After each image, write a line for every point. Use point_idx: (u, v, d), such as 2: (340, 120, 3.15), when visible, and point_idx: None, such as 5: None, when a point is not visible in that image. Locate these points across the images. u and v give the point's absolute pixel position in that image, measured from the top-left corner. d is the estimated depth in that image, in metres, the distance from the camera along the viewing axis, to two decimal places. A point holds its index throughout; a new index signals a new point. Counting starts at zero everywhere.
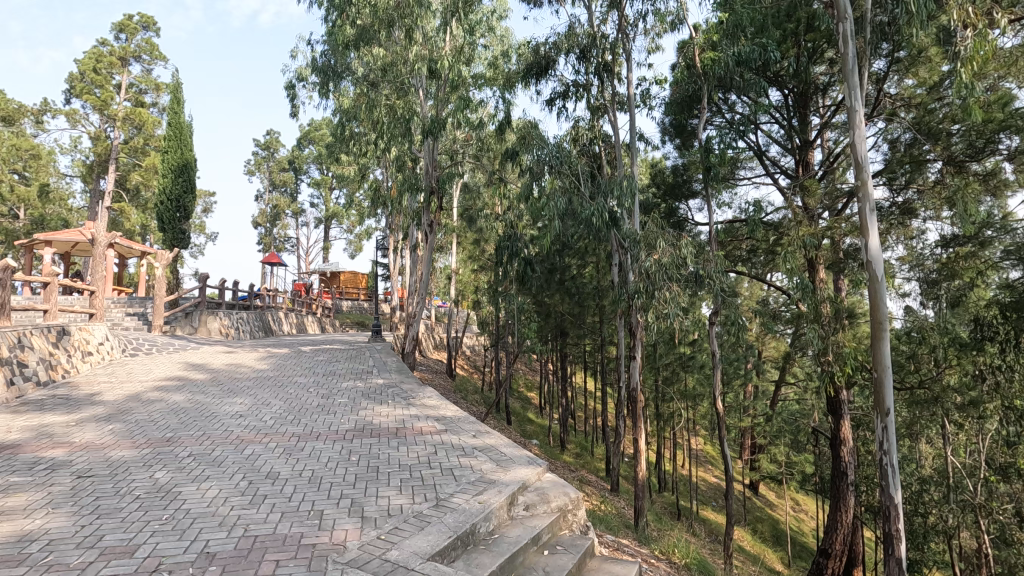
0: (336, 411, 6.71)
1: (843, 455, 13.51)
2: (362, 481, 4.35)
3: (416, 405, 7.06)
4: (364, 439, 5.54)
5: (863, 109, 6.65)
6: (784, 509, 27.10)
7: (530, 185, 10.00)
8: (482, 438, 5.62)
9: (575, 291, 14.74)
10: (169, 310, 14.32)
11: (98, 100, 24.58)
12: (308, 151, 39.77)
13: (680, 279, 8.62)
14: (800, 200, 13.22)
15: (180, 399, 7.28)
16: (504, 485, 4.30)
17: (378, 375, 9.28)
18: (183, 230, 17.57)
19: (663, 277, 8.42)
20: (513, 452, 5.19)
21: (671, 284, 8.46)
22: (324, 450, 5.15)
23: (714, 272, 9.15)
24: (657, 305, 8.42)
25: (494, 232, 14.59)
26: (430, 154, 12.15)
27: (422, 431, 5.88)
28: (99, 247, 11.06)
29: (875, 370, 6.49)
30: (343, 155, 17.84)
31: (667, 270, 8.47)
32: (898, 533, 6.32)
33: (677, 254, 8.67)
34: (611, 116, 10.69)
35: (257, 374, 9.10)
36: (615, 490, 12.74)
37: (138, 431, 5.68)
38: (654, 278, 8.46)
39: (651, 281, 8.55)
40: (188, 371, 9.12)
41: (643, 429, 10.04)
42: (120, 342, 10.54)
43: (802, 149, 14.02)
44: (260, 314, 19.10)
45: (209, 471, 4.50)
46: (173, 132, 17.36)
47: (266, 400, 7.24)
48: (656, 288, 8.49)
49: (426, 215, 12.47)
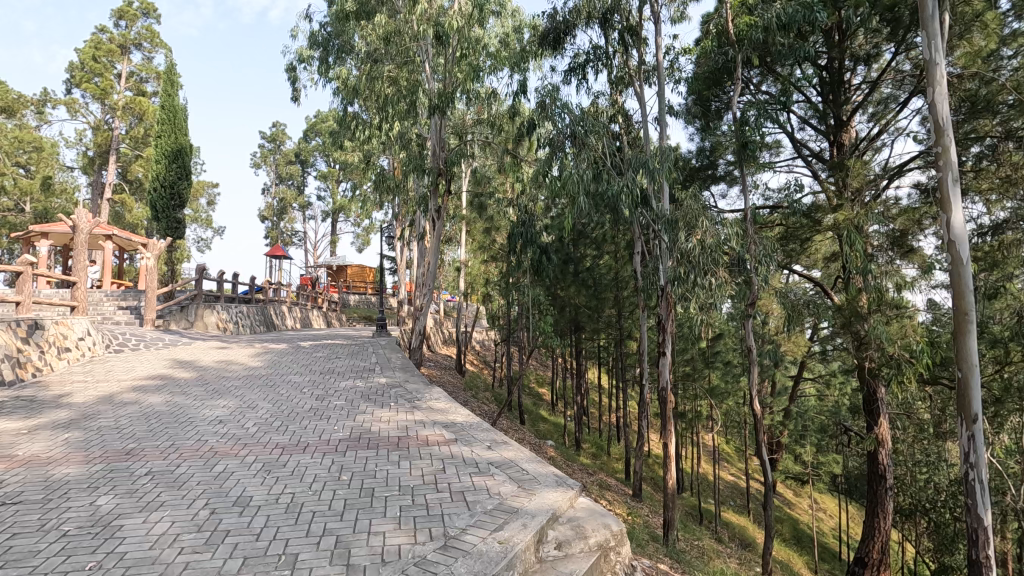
0: (330, 417, 5.83)
1: (882, 459, 12.33)
2: (353, 511, 3.48)
3: (422, 410, 6.17)
4: (360, 451, 4.67)
5: (943, 62, 5.65)
6: (803, 509, 26.22)
7: (548, 166, 9.05)
8: (498, 450, 4.74)
9: (593, 283, 13.77)
10: (163, 304, 13.58)
11: (97, 88, 23.96)
12: (314, 143, 39.06)
13: (725, 264, 7.62)
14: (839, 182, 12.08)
15: (158, 400, 6.47)
16: (531, 517, 3.40)
17: (381, 374, 8.46)
18: (178, 219, 16.83)
19: (708, 263, 7.41)
20: (538, 469, 4.31)
21: (715, 268, 7.46)
22: (310, 467, 4.28)
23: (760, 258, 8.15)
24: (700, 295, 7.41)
25: (508, 221, 13.66)
26: (437, 134, 11.18)
27: (428, 441, 4.98)
28: (82, 236, 10.24)
29: (960, 369, 5.55)
30: (346, 141, 17.00)
31: (712, 253, 7.45)
32: (988, 561, 5.41)
33: (723, 235, 7.58)
34: (636, 88, 9.62)
35: (248, 372, 8.29)
36: (637, 495, 11.85)
37: (94, 441, 4.84)
38: (696, 262, 7.48)
39: (693, 266, 7.58)
40: (174, 369, 8.34)
41: (673, 434, 9.06)
42: (104, 337, 9.78)
43: (837, 132, 12.90)
44: (262, 309, 18.31)
45: (164, 496, 3.65)
46: (167, 116, 16.55)
47: (252, 403, 6.39)
48: (697, 273, 7.52)
49: (433, 200, 11.58)
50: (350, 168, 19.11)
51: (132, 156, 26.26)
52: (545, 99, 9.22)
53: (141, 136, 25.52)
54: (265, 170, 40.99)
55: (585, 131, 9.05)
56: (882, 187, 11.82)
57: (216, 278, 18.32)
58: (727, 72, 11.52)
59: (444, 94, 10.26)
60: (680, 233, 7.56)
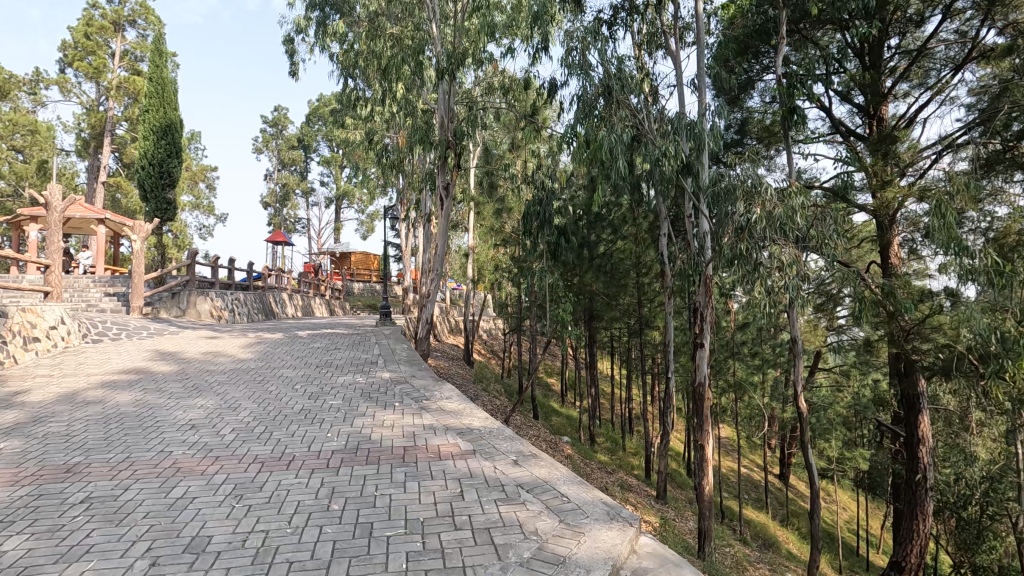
0: (323, 421, 4.92)
1: (923, 456, 11.00)
2: (344, 562, 2.57)
3: (431, 412, 5.24)
4: (356, 468, 3.78)
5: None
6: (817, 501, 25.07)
7: (571, 130, 7.77)
8: (528, 466, 3.83)
9: (611, 269, 12.67)
10: (152, 290, 12.76)
11: (90, 67, 23.01)
12: (317, 128, 38.10)
13: (796, 238, 6.39)
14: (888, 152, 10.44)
15: (126, 399, 5.59)
16: (585, 573, 2.48)
17: (383, 368, 7.55)
18: (168, 200, 15.92)
19: (773, 237, 6.23)
20: (582, 493, 3.39)
21: (785, 242, 6.26)
22: (292, 491, 3.39)
23: (834, 234, 6.62)
24: (764, 277, 6.23)
25: (521, 201, 12.62)
26: (445, 100, 10.13)
27: (441, 454, 4.06)
28: (55, 215, 9.33)
29: None
30: (348, 117, 16.01)
31: (779, 224, 6.23)
32: None
33: (790, 202, 6.35)
34: (670, 48, 8.47)
35: (236, 365, 7.42)
36: (662, 497, 10.96)
37: (32, 454, 3.96)
38: (760, 237, 6.27)
39: (755, 239, 6.34)
40: (153, 362, 7.46)
41: (711, 434, 7.88)
42: (80, 326, 8.90)
43: (875, 107, 11.60)
44: (260, 296, 17.45)
45: (96, 538, 2.76)
46: (155, 88, 15.60)
47: (235, 403, 5.50)
48: (755, 249, 6.34)
49: (441, 176, 10.54)
50: (351, 147, 18.11)
51: (128, 139, 25.34)
52: (574, 50, 7.87)
53: (137, 117, 24.59)
54: (267, 155, 39.98)
55: (621, 90, 7.83)
56: (924, 166, 10.53)
57: (212, 264, 17.45)
58: (764, 35, 10.27)
59: (453, 55, 9.18)
60: (738, 204, 6.30)
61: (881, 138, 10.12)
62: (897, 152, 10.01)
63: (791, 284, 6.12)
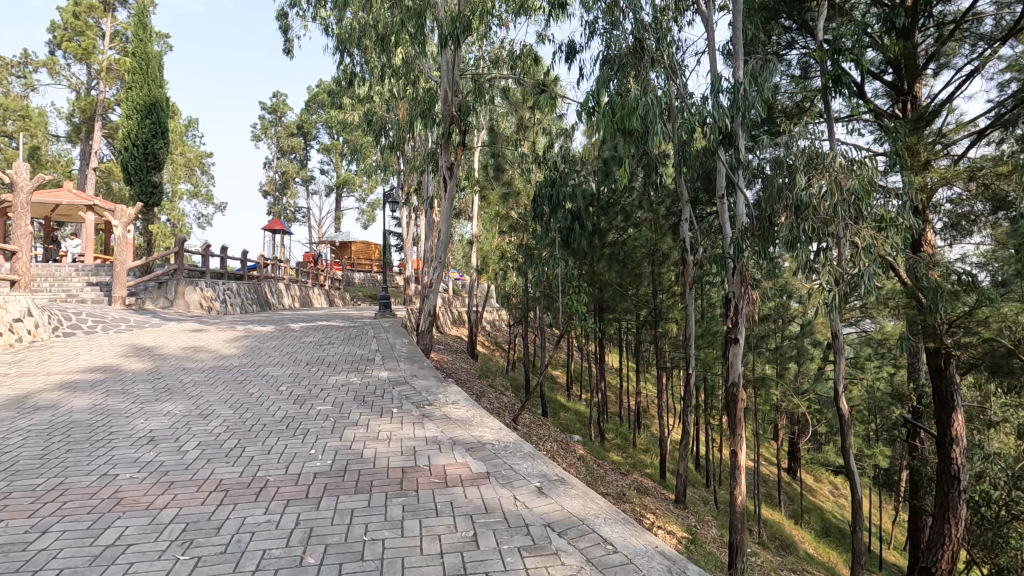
0: (309, 433, 4.16)
1: (955, 455, 9.43)
2: None
3: (435, 420, 4.50)
4: (343, 500, 3.01)
5: None
6: (825, 496, 23.66)
7: (594, 93, 6.76)
8: (556, 497, 3.06)
9: (627, 259, 11.84)
10: (136, 280, 12.14)
11: (80, 49, 22.04)
12: (317, 115, 37.15)
13: (867, 216, 5.41)
14: (932, 124, 9.01)
15: (82, 404, 4.83)
16: None
17: (381, 365, 6.82)
18: (153, 183, 15.13)
19: (841, 213, 5.27)
20: (630, 541, 2.62)
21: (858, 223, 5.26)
22: (257, 535, 2.62)
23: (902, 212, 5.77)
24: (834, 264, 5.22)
25: (529, 184, 11.75)
26: (449, 71, 9.31)
27: (448, 478, 3.30)
28: (22, 196, 8.56)
29: None
30: (344, 98, 15.13)
31: (846, 199, 5.23)
32: None
33: (858, 173, 5.35)
34: (700, 12, 7.57)
35: (218, 363, 6.69)
36: (681, 501, 10.22)
37: None
38: (824, 216, 5.28)
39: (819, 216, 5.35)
40: (126, 358, 6.73)
41: (744, 440, 7.08)
42: (50, 318, 8.15)
43: (908, 84, 10.28)
44: (255, 286, 16.68)
45: None
46: (138, 64, 14.77)
47: (208, 409, 4.75)
48: (813, 232, 5.34)
49: (444, 155, 9.64)
50: (350, 131, 17.20)
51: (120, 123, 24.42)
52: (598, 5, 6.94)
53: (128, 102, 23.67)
54: (266, 143, 39.12)
55: (656, 47, 6.94)
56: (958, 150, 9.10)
57: (204, 253, 16.68)
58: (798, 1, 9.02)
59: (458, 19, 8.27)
60: (797, 174, 5.30)
61: (917, 117, 9.00)
62: (934, 133, 8.91)
63: (869, 272, 5.18)
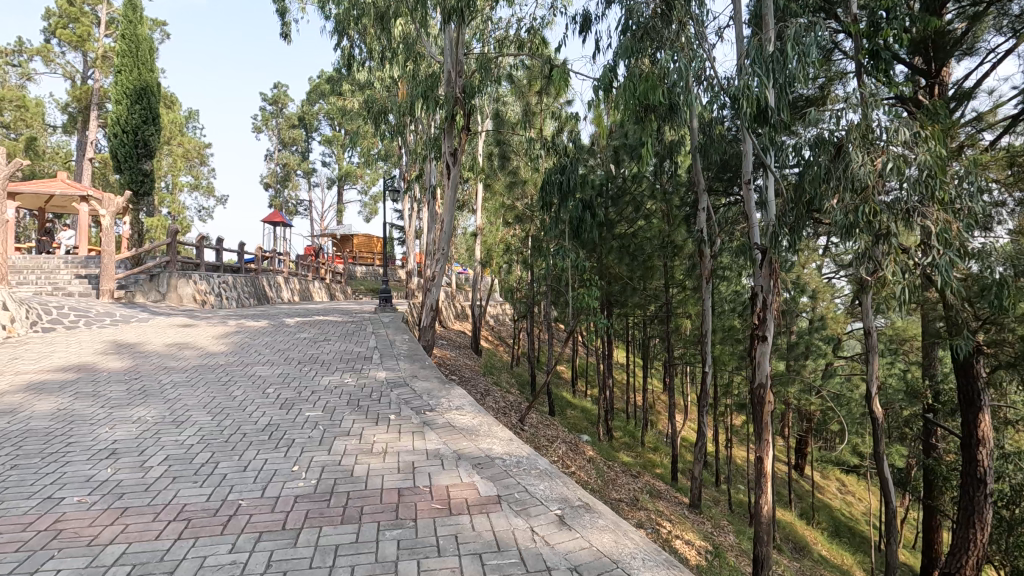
0: (294, 445, 3.66)
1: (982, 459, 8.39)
2: None
3: (437, 428, 4.02)
4: (328, 534, 2.51)
5: None
6: (832, 493, 23.15)
7: (613, 65, 6.19)
8: (581, 531, 2.55)
9: (639, 252, 11.24)
10: (125, 273, 11.68)
11: (74, 36, 21.42)
12: (318, 106, 36.53)
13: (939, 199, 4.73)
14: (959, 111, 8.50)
15: (45, 409, 4.34)
16: None
17: (379, 365, 6.33)
18: (144, 171, 14.61)
19: (901, 195, 4.65)
20: None
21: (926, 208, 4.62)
22: None
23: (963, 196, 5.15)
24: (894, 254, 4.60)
25: (537, 173, 11.16)
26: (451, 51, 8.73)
27: (452, 503, 2.80)
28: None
29: None
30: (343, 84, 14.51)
31: (907, 180, 4.60)
32: None
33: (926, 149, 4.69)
34: None
35: (203, 361, 6.21)
36: (696, 506, 9.71)
37: None
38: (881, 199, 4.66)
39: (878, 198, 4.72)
40: (104, 356, 6.26)
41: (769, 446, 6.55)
42: (28, 312, 7.68)
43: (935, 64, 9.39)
44: (252, 279, 16.18)
45: None
46: (127, 46, 14.22)
47: (185, 415, 4.25)
48: (871, 217, 4.68)
49: (448, 140, 9.08)
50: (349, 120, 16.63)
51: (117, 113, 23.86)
52: None
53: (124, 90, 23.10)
54: (267, 135, 38.54)
55: (684, 9, 6.34)
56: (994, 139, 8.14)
57: (200, 245, 16.23)
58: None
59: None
60: (854, 151, 4.67)
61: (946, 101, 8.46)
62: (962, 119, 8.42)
63: (944, 262, 4.51)
